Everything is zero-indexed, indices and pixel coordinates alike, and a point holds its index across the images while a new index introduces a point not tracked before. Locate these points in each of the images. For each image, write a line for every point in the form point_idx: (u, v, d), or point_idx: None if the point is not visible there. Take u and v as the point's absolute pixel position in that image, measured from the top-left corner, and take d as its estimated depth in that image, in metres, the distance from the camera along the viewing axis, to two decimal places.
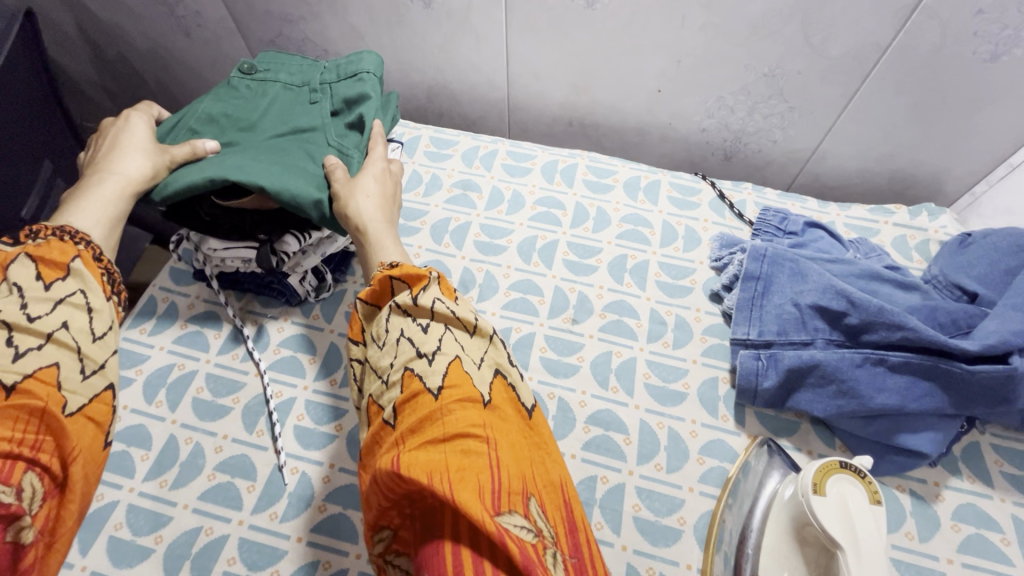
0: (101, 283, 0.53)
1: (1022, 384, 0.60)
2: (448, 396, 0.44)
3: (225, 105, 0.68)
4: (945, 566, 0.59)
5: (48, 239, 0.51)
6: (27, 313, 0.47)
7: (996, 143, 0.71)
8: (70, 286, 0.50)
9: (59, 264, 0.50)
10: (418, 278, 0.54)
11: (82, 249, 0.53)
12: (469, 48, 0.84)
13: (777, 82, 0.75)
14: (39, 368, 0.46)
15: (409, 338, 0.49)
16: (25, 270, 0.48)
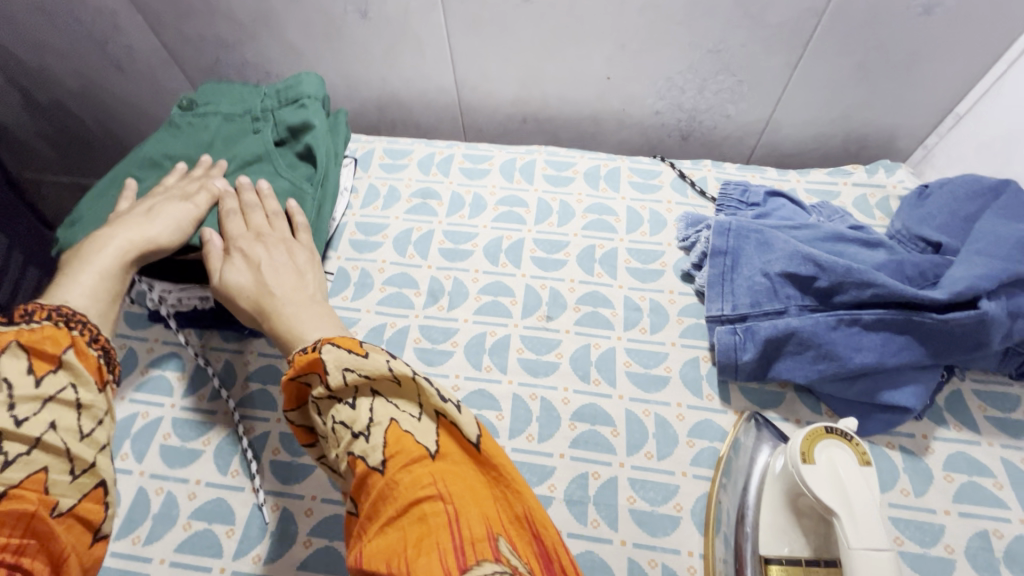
0: (93, 371, 0.43)
1: (998, 327, 0.51)
2: (394, 469, 0.39)
3: (167, 145, 0.66)
4: (943, 518, 0.51)
5: (48, 322, 0.43)
6: (15, 416, 0.37)
7: (940, 92, 0.71)
8: (59, 380, 0.41)
9: (47, 353, 0.41)
10: (317, 363, 0.44)
11: (72, 331, 0.44)
12: (411, 55, 0.78)
13: (723, 57, 0.70)
14: (26, 476, 0.37)
15: (342, 424, 0.42)
16: (13, 363, 0.39)
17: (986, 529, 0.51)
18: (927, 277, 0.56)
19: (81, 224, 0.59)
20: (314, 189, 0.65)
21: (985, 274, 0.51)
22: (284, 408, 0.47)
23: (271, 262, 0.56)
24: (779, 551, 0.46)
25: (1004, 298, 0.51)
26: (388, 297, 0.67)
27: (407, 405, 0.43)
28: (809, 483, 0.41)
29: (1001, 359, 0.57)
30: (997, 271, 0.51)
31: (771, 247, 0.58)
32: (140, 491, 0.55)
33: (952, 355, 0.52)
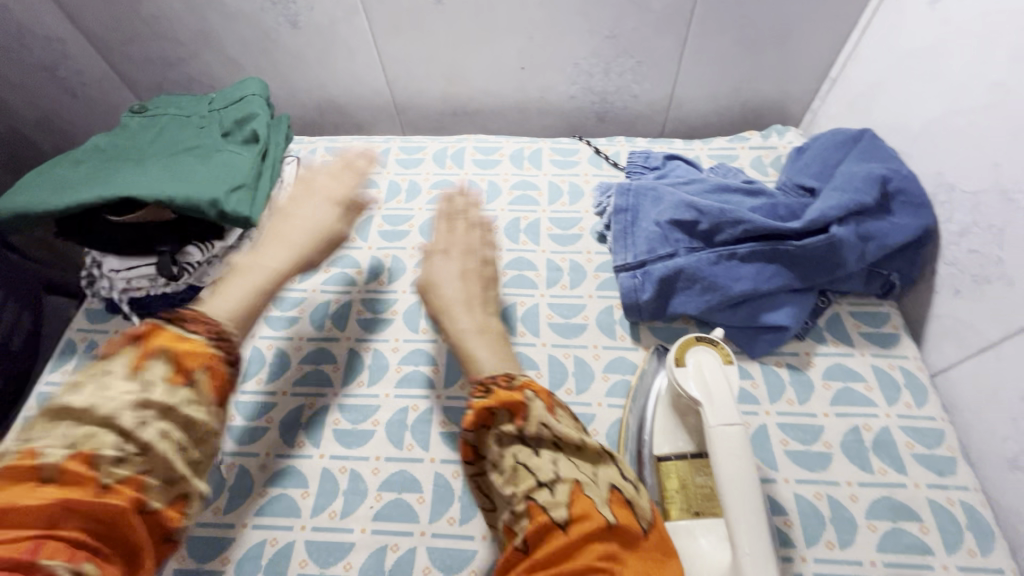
0: (214, 394, 0.44)
1: (848, 249, 0.60)
2: (577, 531, 0.38)
3: (113, 137, 0.70)
4: (822, 420, 0.59)
5: (200, 334, 0.45)
6: (138, 419, 0.38)
7: (813, 60, 0.81)
8: (186, 393, 0.41)
9: (184, 368, 0.42)
10: (520, 402, 0.44)
11: (213, 347, 0.45)
12: (343, 60, 0.85)
13: (619, 42, 0.80)
14: (129, 476, 0.38)
15: (526, 465, 0.42)
16: (157, 368, 0.41)
17: (858, 424, 0.58)
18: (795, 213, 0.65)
19: (16, 192, 0.62)
20: (265, 174, 0.71)
21: (834, 207, 0.61)
22: (465, 430, 0.45)
23: (443, 272, 0.59)
24: (672, 449, 0.52)
25: (851, 224, 0.61)
26: (331, 277, 0.73)
27: (582, 465, 0.43)
28: (681, 382, 0.49)
29: (866, 280, 0.66)
30: (842, 203, 0.61)
31: (663, 200, 0.66)
32: None
33: (815, 276, 0.61)
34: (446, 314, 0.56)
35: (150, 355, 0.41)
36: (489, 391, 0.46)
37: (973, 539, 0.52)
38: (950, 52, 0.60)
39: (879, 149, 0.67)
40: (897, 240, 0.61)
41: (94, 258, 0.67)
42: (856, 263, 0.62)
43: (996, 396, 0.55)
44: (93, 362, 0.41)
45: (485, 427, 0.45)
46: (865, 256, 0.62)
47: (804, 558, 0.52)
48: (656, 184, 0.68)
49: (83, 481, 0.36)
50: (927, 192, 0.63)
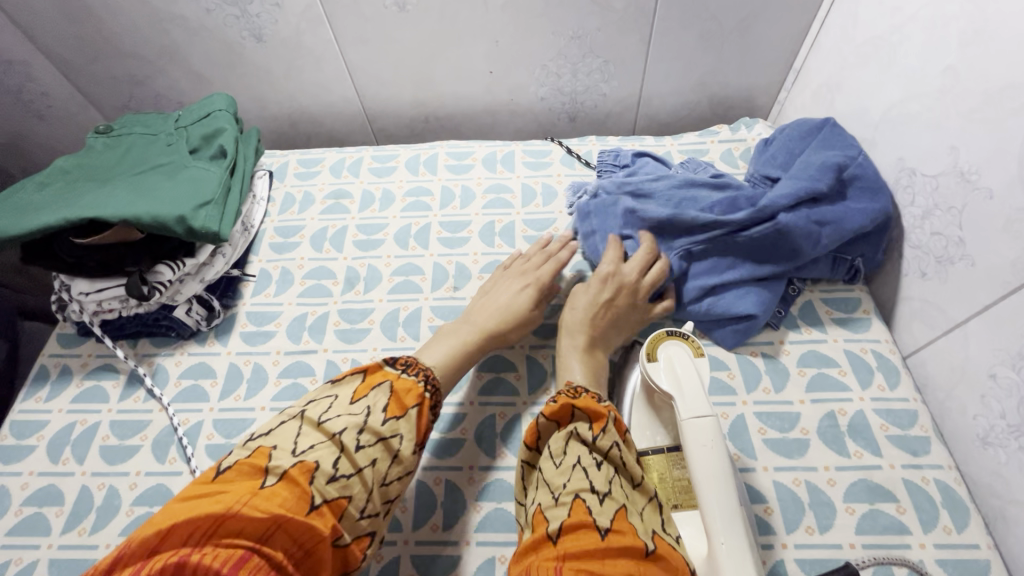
0: (420, 432, 0.49)
1: (801, 236, 0.61)
2: (612, 541, 0.39)
3: (78, 158, 0.69)
4: (799, 407, 0.60)
5: (409, 374, 0.52)
6: (358, 441, 0.45)
7: (776, 52, 0.82)
8: (394, 425, 0.48)
9: (400, 401, 0.49)
10: (604, 416, 0.48)
11: (424, 389, 0.52)
12: (311, 71, 0.85)
13: (585, 42, 0.80)
14: (336, 497, 0.42)
15: (585, 468, 0.45)
16: (381, 395, 0.49)
17: (833, 409, 0.59)
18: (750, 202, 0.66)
19: None
20: (236, 189, 0.70)
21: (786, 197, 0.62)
22: (542, 413, 0.50)
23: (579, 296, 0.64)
24: (649, 444, 0.53)
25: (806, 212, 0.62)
26: (308, 289, 0.73)
27: (633, 498, 0.44)
28: (652, 376, 0.49)
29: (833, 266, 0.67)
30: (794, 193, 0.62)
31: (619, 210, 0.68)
32: (84, 488, 0.59)
33: (775, 265, 0.63)
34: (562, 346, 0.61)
35: (375, 386, 0.49)
36: (577, 397, 0.51)
37: (948, 517, 0.52)
38: (904, 39, 0.62)
39: (839, 137, 0.68)
40: (854, 223, 0.62)
41: (62, 281, 0.66)
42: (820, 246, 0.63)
43: (965, 375, 0.55)
44: (328, 386, 0.50)
45: (558, 422, 0.50)
46: (825, 241, 0.62)
47: (785, 544, 0.52)
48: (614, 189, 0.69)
49: (252, 482, 0.40)
50: (881, 176, 0.65)
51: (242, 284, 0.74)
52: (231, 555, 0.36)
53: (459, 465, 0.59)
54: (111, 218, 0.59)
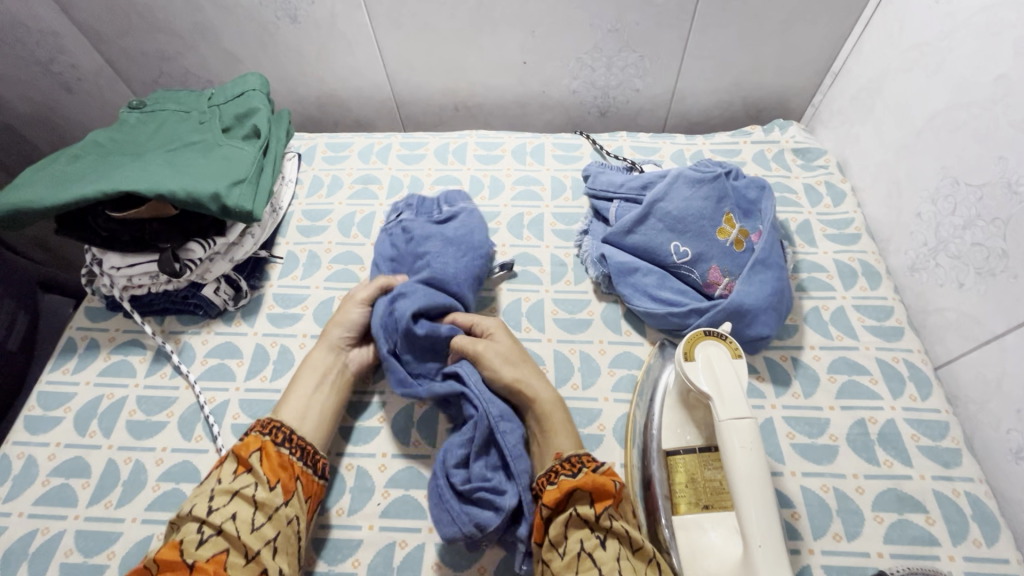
0: (271, 472, 0.52)
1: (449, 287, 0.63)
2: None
3: (111, 132, 0.69)
4: (829, 414, 0.59)
5: (255, 431, 0.54)
6: (210, 506, 0.49)
7: (815, 54, 0.81)
8: (245, 479, 0.51)
9: (242, 458, 0.52)
10: (610, 491, 0.48)
11: (263, 436, 0.54)
12: (342, 55, 0.85)
13: (622, 35, 0.79)
14: (212, 555, 0.46)
15: (592, 555, 0.46)
16: (228, 466, 0.52)
17: (864, 417, 0.59)
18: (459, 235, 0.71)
19: (13, 189, 0.61)
20: (267, 169, 0.70)
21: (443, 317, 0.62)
22: (544, 505, 0.49)
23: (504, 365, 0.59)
24: (680, 444, 0.52)
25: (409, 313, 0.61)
26: (335, 273, 0.73)
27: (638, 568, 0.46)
28: (689, 375, 0.49)
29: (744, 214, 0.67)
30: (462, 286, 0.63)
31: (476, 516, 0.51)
32: (109, 462, 0.59)
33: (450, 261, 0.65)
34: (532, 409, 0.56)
35: (225, 457, 0.53)
36: (577, 472, 0.50)
37: (978, 530, 0.52)
38: (954, 45, 0.60)
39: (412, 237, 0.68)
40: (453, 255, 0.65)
41: (93, 255, 0.66)
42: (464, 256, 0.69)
43: (1001, 388, 0.55)
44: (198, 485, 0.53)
45: (558, 505, 0.49)
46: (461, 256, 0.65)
47: (812, 550, 0.52)
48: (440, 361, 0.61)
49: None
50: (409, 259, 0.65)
51: (269, 265, 0.73)
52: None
53: None
54: (146, 193, 0.59)
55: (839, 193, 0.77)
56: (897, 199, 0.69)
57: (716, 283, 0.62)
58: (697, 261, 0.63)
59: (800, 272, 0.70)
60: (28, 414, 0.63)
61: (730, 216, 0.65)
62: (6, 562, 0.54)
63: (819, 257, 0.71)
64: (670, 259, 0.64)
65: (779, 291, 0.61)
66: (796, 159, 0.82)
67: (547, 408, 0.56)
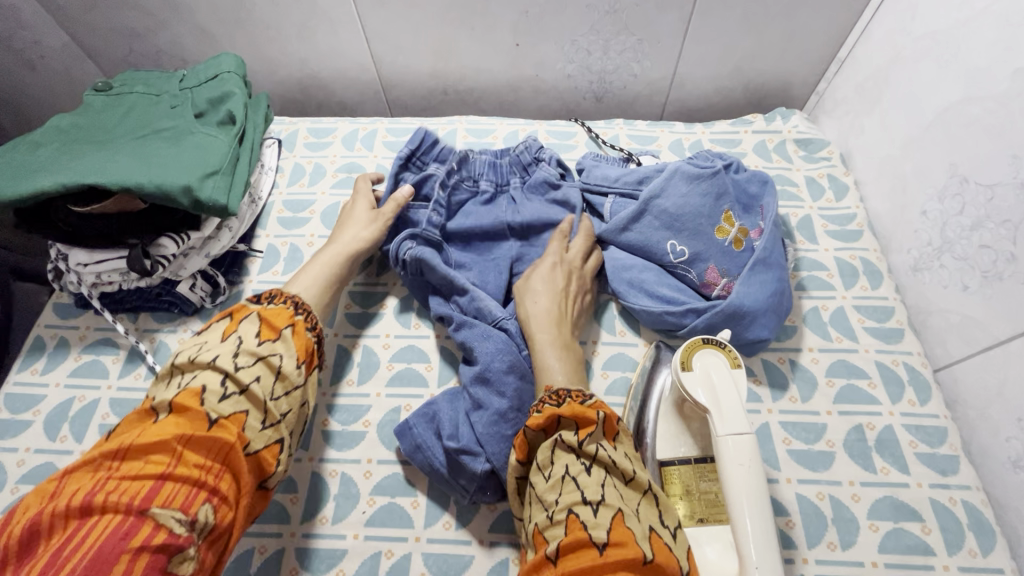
0: (301, 350, 0.50)
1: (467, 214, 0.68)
2: (612, 556, 0.36)
3: (76, 118, 0.65)
4: (826, 419, 0.58)
5: (280, 304, 0.52)
6: (235, 363, 0.45)
7: (821, 40, 0.77)
8: (258, 368, 0.46)
9: (272, 326, 0.49)
10: (591, 418, 0.44)
11: (296, 314, 0.52)
12: (324, 34, 0.80)
13: (620, 17, 0.75)
14: (232, 413, 0.43)
15: (574, 477, 0.41)
16: (251, 326, 0.48)
17: (861, 423, 0.57)
18: (532, 149, 0.71)
19: None
20: (245, 158, 0.66)
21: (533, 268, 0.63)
22: (528, 429, 0.45)
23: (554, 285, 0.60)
24: (674, 454, 0.50)
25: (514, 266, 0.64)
26: None
27: (626, 497, 0.41)
28: (686, 386, 0.47)
29: (745, 213, 0.65)
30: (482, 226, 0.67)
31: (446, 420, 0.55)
32: None
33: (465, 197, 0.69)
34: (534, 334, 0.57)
35: (239, 322, 0.48)
36: (562, 403, 0.47)
37: (974, 540, 0.51)
38: (969, 34, 0.57)
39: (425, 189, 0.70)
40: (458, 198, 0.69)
41: (58, 251, 0.62)
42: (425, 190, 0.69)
43: (1003, 394, 0.54)
44: (197, 333, 0.49)
45: (544, 431, 0.46)
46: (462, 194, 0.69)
47: (805, 560, 0.51)
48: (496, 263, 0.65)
49: (148, 419, 0.42)
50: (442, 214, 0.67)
51: (249, 260, 0.70)
52: (139, 487, 0.37)
53: None
54: (112, 187, 0.55)
55: (842, 187, 0.74)
56: (902, 195, 0.67)
57: (714, 284, 0.60)
58: (694, 261, 0.61)
59: (800, 270, 0.68)
60: None
61: (730, 213, 0.63)
62: None
63: (820, 255, 0.69)
64: (667, 258, 0.62)
65: (779, 292, 0.59)
66: (798, 150, 0.79)
67: (534, 325, 0.57)
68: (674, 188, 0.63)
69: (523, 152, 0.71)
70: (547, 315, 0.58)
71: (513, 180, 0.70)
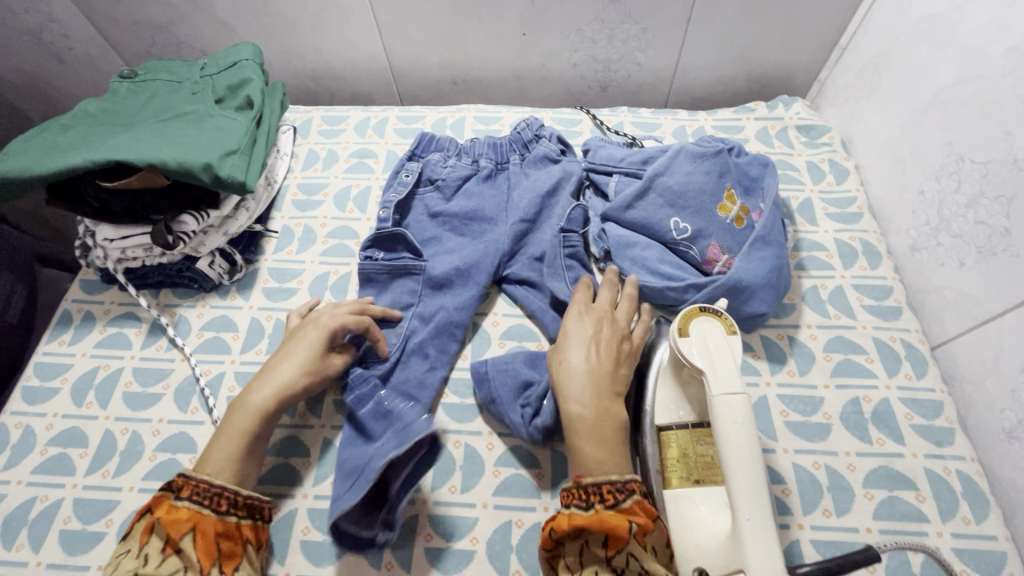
0: (207, 557, 0.42)
1: (461, 199, 0.71)
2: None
3: (103, 102, 0.68)
4: (823, 392, 0.59)
5: (186, 501, 0.44)
6: None
7: (822, 27, 0.79)
8: (172, 563, 0.41)
9: (171, 539, 0.42)
10: (623, 532, 0.40)
11: (205, 511, 0.44)
12: (337, 24, 0.82)
13: (624, 6, 0.77)
14: None
15: None
16: (154, 544, 0.42)
17: (858, 396, 0.59)
18: (534, 127, 0.75)
19: (3, 158, 0.60)
20: (263, 140, 0.69)
21: (551, 234, 0.65)
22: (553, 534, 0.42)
23: (583, 343, 0.53)
24: (672, 419, 0.52)
25: (509, 240, 0.66)
26: (330, 248, 0.72)
27: None
28: (683, 351, 0.49)
29: (746, 194, 0.66)
30: (466, 211, 0.69)
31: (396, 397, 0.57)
32: (106, 432, 0.60)
33: (465, 175, 0.72)
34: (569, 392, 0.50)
35: (151, 529, 0.43)
36: (590, 504, 0.42)
37: (968, 508, 0.52)
38: (965, 17, 0.59)
39: (428, 167, 0.72)
40: (458, 176, 0.72)
41: (86, 227, 0.66)
42: (426, 172, 0.72)
43: (998, 367, 0.55)
44: (119, 543, 0.43)
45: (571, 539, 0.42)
46: (461, 172, 0.72)
47: (801, 525, 0.52)
48: (477, 245, 0.67)
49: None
50: (441, 199, 0.71)
51: (265, 239, 0.73)
52: None
53: (479, 430, 0.59)
54: (137, 163, 0.58)
55: (842, 171, 0.76)
56: (901, 177, 0.68)
57: (715, 261, 0.62)
58: (696, 238, 0.62)
59: (801, 250, 0.69)
60: (25, 384, 0.63)
61: (731, 192, 0.64)
62: (6, 529, 0.55)
63: (820, 236, 0.70)
64: (670, 235, 0.63)
65: (778, 269, 0.60)
66: (800, 136, 0.80)
67: (572, 387, 0.50)
68: (676, 168, 0.65)
69: (523, 132, 0.75)
70: (586, 374, 0.51)
71: (514, 158, 0.74)
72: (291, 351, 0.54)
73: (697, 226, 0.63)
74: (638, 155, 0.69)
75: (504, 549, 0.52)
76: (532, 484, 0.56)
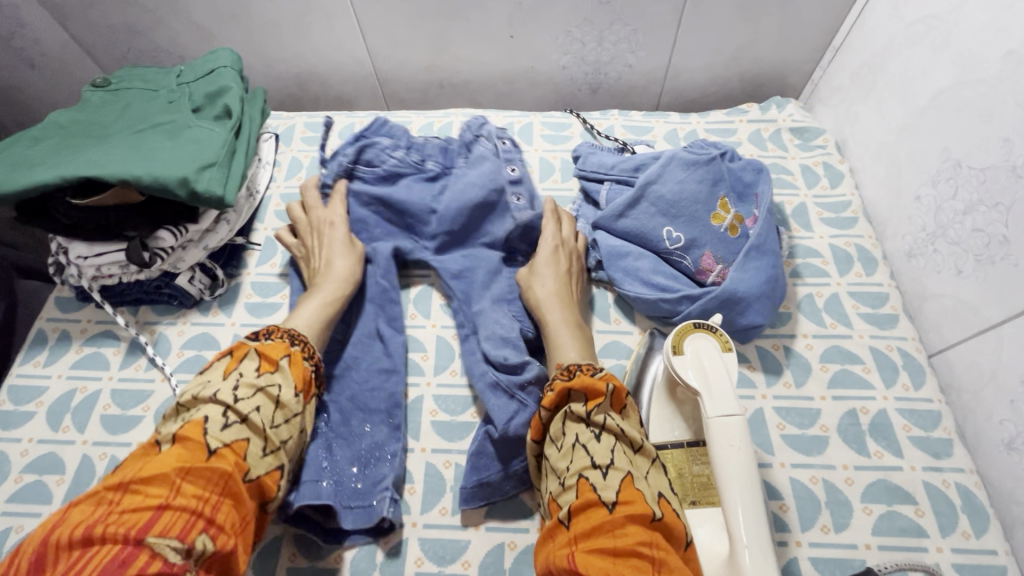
0: (298, 380, 0.49)
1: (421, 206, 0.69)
2: (621, 512, 0.39)
3: (75, 113, 0.66)
4: (820, 404, 0.58)
5: (274, 337, 0.51)
6: (234, 396, 0.45)
7: (816, 28, 0.77)
8: (269, 377, 0.47)
9: (268, 357, 0.48)
10: (602, 391, 0.46)
11: (291, 345, 0.51)
12: (320, 28, 0.80)
13: (614, 7, 0.75)
14: (234, 440, 0.43)
15: (585, 445, 0.44)
16: (250, 363, 0.48)
17: (855, 407, 0.58)
18: (474, 127, 0.73)
19: None
20: (244, 149, 0.66)
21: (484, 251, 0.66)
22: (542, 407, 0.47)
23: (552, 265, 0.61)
24: (667, 438, 0.51)
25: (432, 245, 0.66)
26: None
27: (636, 463, 0.43)
28: (677, 369, 0.48)
29: (740, 202, 0.65)
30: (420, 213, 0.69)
31: (346, 374, 0.60)
32: (84, 457, 0.58)
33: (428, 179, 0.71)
34: (545, 312, 0.58)
35: (243, 354, 0.48)
36: (573, 376, 0.49)
37: (967, 521, 0.51)
38: (960, 20, 0.57)
39: None
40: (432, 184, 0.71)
41: (59, 244, 0.63)
42: (367, 157, 0.70)
43: (996, 377, 0.54)
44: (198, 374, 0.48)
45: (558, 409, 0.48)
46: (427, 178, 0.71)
47: (799, 543, 0.51)
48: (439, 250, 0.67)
49: (149, 454, 0.41)
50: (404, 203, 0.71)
51: (246, 252, 0.71)
52: (140, 517, 0.37)
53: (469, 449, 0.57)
54: (109, 178, 0.56)
55: (837, 175, 0.74)
56: (897, 180, 0.67)
57: (709, 270, 0.60)
58: (689, 247, 0.61)
59: (795, 257, 0.68)
60: None
61: (725, 200, 0.63)
62: None
63: (815, 242, 0.69)
64: (663, 244, 0.62)
65: (774, 278, 0.59)
66: (793, 138, 0.79)
67: (546, 308, 0.59)
68: (669, 176, 0.63)
69: (466, 132, 0.73)
70: (554, 297, 0.59)
71: (462, 161, 0.71)
72: (334, 242, 0.64)
73: (689, 235, 0.61)
74: (630, 163, 0.68)
75: (497, 573, 0.51)
76: (526, 505, 0.54)
